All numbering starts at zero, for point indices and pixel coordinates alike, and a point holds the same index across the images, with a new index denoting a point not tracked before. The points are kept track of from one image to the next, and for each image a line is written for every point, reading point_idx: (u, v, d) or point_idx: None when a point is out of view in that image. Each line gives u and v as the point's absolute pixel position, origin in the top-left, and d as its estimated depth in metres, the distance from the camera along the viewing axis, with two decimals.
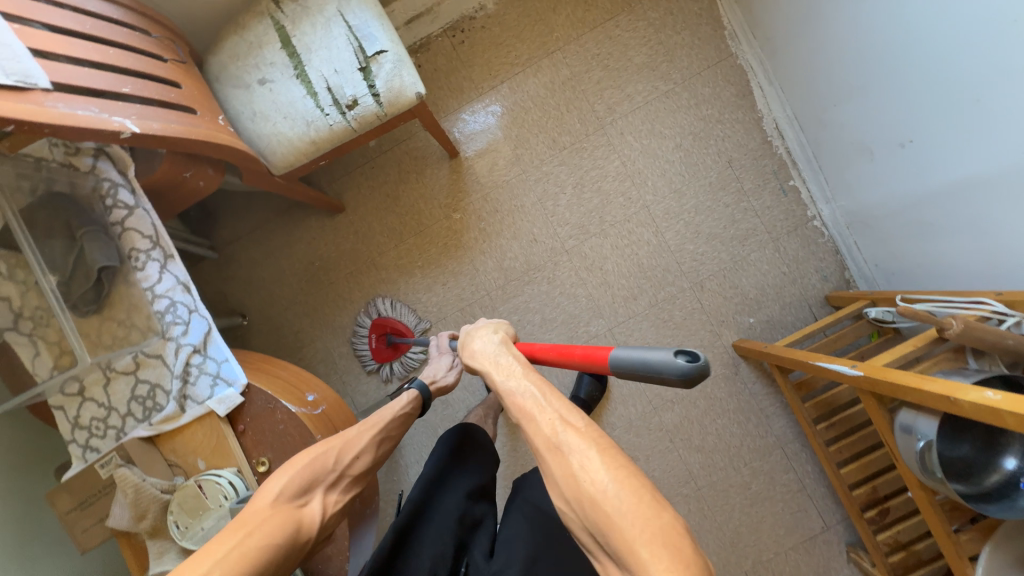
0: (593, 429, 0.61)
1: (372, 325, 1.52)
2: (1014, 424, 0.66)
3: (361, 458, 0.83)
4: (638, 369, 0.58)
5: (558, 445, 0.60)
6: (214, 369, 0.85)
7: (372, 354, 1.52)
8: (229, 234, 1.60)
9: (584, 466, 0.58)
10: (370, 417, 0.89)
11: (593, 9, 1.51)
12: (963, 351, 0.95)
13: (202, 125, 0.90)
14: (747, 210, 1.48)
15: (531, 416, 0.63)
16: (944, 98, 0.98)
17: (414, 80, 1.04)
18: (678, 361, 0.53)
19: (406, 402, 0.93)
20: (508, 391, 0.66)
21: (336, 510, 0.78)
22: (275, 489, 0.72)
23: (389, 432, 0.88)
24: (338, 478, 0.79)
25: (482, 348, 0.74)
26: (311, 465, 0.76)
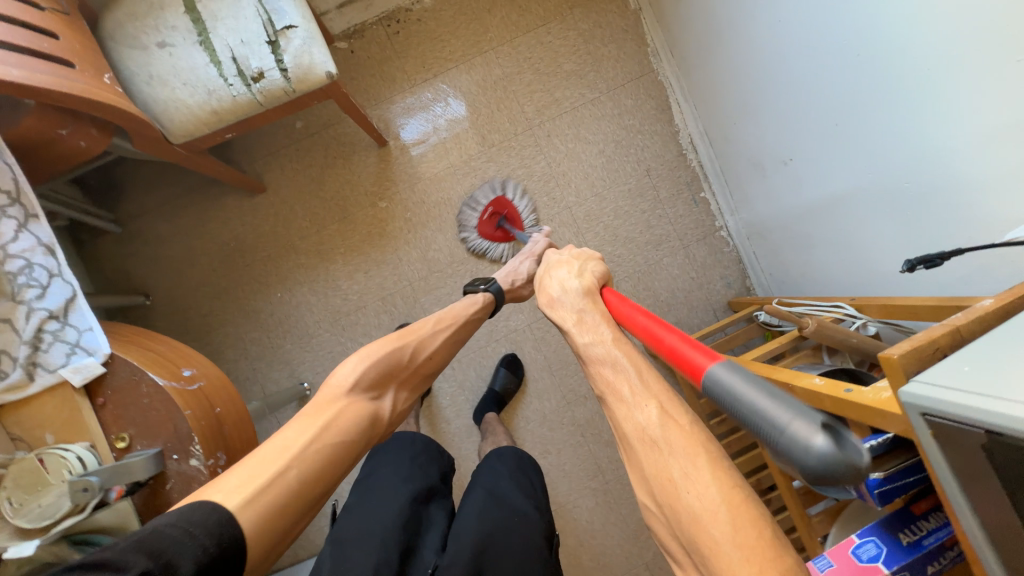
0: (699, 433, 0.58)
1: (491, 200, 1.49)
2: (830, 406, 0.72)
3: (433, 356, 0.94)
4: (758, 421, 0.45)
5: (654, 442, 0.58)
6: (74, 337, 0.80)
7: (478, 228, 1.49)
8: (136, 208, 1.51)
9: (687, 476, 0.55)
10: (441, 318, 0.98)
11: (527, 14, 1.57)
12: (820, 349, 1.04)
13: (79, 79, 0.86)
14: (661, 217, 1.56)
15: (626, 402, 0.62)
16: (813, 123, 1.08)
17: (325, 58, 1.03)
18: (822, 446, 0.39)
19: (475, 309, 1.04)
20: (594, 357, 0.68)
21: (402, 407, 0.87)
22: (351, 379, 0.78)
23: (460, 335, 1.00)
24: (410, 375, 0.88)
25: (561, 296, 0.79)
26: (386, 359, 0.84)
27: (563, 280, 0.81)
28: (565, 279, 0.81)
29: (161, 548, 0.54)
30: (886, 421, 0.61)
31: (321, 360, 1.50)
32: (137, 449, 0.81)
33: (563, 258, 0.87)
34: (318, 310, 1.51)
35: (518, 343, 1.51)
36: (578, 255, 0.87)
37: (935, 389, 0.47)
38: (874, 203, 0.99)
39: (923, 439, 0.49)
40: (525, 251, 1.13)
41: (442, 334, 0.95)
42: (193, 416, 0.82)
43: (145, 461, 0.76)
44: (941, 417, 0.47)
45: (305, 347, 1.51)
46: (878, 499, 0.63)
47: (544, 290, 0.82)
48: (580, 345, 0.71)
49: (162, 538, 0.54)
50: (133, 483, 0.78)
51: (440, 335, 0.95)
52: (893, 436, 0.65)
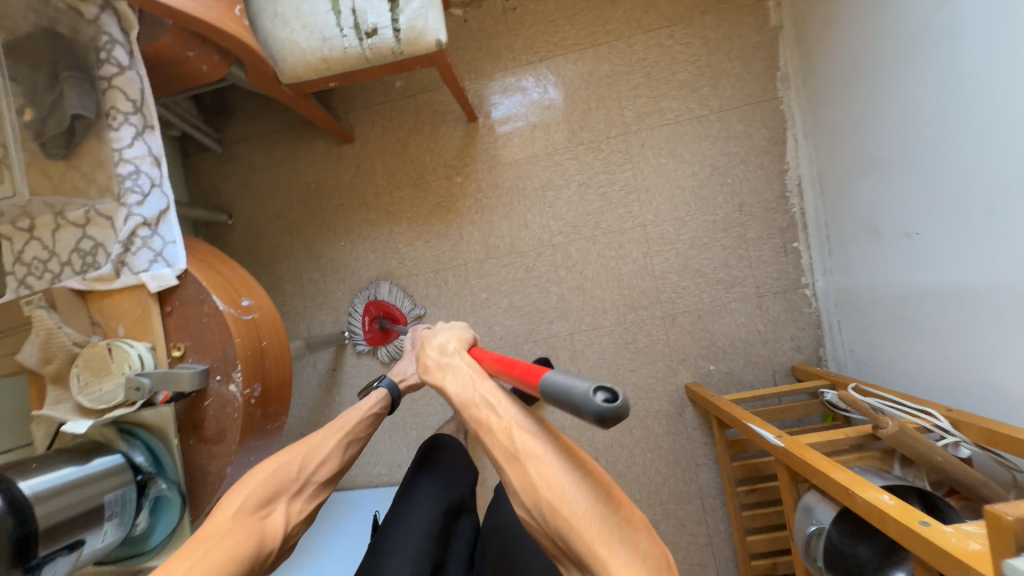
0: (547, 431, 0.58)
1: (365, 308, 1.51)
2: (894, 532, 0.63)
3: (325, 464, 0.83)
4: (559, 398, 0.50)
5: (514, 453, 0.57)
6: (158, 247, 0.86)
7: (364, 336, 1.51)
8: (238, 133, 1.61)
9: (540, 470, 0.55)
10: (338, 419, 0.90)
11: (653, 12, 1.46)
12: (892, 455, 0.91)
13: (214, 7, 0.90)
14: (742, 258, 1.43)
15: (488, 426, 0.60)
16: (958, 199, 0.91)
17: (438, 26, 1.02)
18: (596, 401, 0.47)
19: (375, 402, 0.95)
20: (462, 403, 0.63)
21: (299, 521, 0.77)
22: (235, 504, 0.70)
23: (356, 434, 0.89)
24: (302, 487, 0.79)
25: (436, 360, 0.70)
26: (274, 476, 0.76)
27: (441, 344, 0.72)
28: (443, 344, 0.72)
29: None
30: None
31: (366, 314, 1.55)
32: (188, 361, 0.87)
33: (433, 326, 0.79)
34: (374, 267, 1.55)
35: (555, 350, 1.47)
36: (455, 326, 0.78)
37: None
38: (1010, 311, 0.83)
39: None
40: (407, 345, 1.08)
41: (332, 437, 0.85)
42: (241, 345, 0.86)
43: (193, 375, 0.81)
44: None
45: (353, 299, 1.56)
46: None
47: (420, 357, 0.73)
48: (452, 395, 0.64)
49: None
50: (178, 393, 0.83)
51: (331, 441, 0.85)
52: None
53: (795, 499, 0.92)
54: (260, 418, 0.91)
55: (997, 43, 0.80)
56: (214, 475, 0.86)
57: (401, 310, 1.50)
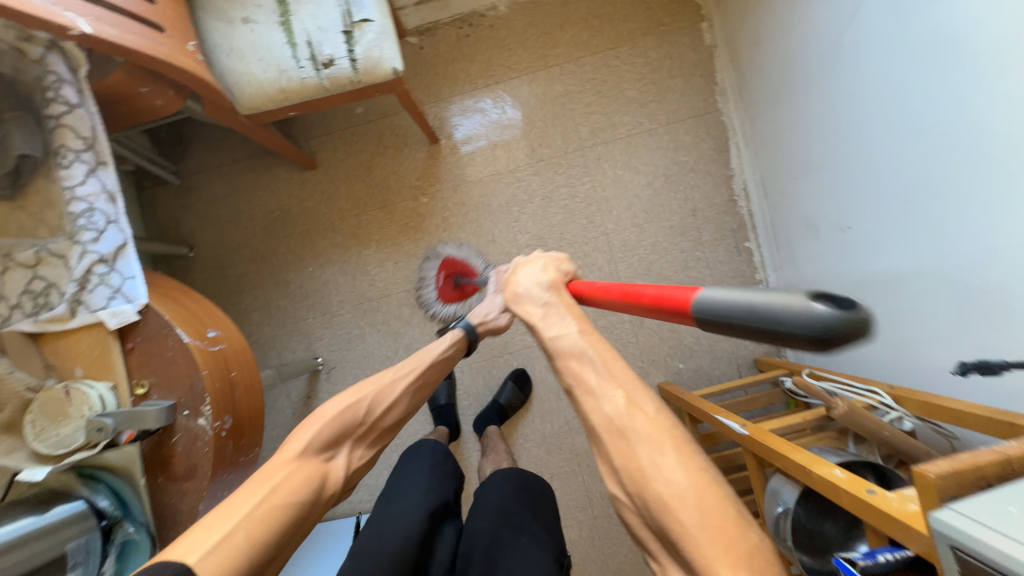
0: (664, 419, 0.59)
1: (442, 264, 1.50)
2: (847, 503, 0.67)
3: (393, 408, 0.88)
4: (751, 317, 0.43)
5: (622, 431, 0.58)
6: (117, 283, 0.85)
7: (437, 294, 1.50)
8: (197, 165, 1.60)
9: (655, 462, 0.55)
10: (409, 361, 0.95)
11: (598, 35, 1.56)
12: (846, 434, 0.98)
13: (166, 44, 0.91)
14: (699, 260, 1.51)
15: (595, 394, 0.61)
16: (880, 195, 1.01)
17: (394, 55, 1.06)
18: (818, 308, 0.38)
19: (448, 344, 1.00)
20: (562, 349, 0.67)
21: (360, 464, 0.82)
22: (301, 444, 0.74)
23: (425, 378, 0.95)
24: (367, 432, 0.83)
25: (528, 291, 0.79)
26: (340, 418, 0.80)
27: (533, 277, 0.81)
28: (535, 276, 0.81)
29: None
30: (905, 535, 0.57)
31: (338, 339, 1.54)
32: (153, 398, 0.85)
33: (533, 258, 0.87)
34: (344, 290, 1.55)
35: (530, 360, 1.50)
36: (548, 256, 0.87)
37: (970, 524, 0.43)
38: (932, 293, 0.92)
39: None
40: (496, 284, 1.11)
41: (403, 381, 0.90)
42: (209, 377, 0.85)
43: (157, 412, 0.79)
44: (973, 556, 0.42)
45: (325, 324, 1.55)
46: None
47: (510, 285, 0.83)
48: (546, 335, 0.71)
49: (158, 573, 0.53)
50: (144, 430, 0.81)
51: (400, 384, 0.90)
52: (910, 555, 0.59)
53: (763, 483, 0.97)
54: (232, 450, 0.89)
55: (897, 56, 0.91)
56: (185, 512, 0.84)
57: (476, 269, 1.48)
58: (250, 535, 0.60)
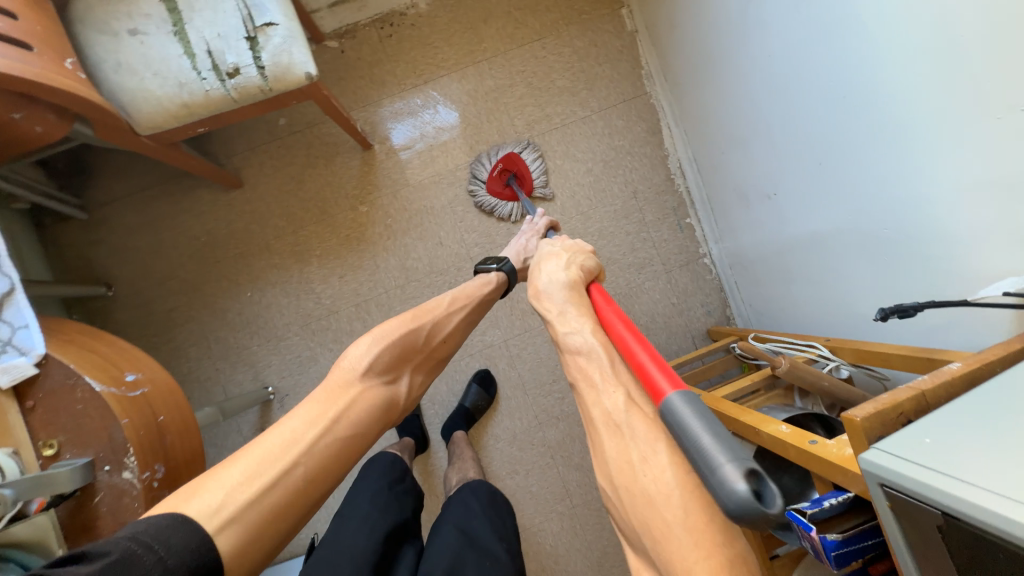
0: (662, 418, 0.57)
1: (502, 157, 1.47)
2: (793, 456, 0.70)
3: (450, 337, 0.88)
4: (691, 451, 0.47)
5: (618, 426, 0.57)
6: (7, 335, 0.75)
7: (486, 185, 1.48)
8: (105, 196, 1.46)
9: (645, 460, 0.54)
10: (461, 296, 0.92)
11: (523, 28, 1.55)
12: (792, 390, 1.02)
13: (37, 64, 0.82)
14: (646, 240, 1.54)
15: (594, 385, 0.61)
16: (798, 159, 1.06)
17: (306, 59, 1.00)
18: (740, 489, 0.41)
19: (491, 285, 1.00)
20: (571, 346, 0.67)
21: (417, 392, 0.82)
22: (366, 361, 0.73)
23: (474, 315, 0.94)
24: (425, 358, 0.83)
25: (546, 288, 0.77)
26: (401, 341, 0.78)
27: (552, 274, 0.78)
28: (554, 272, 0.78)
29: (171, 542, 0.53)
30: (847, 479, 0.60)
31: (288, 364, 1.45)
32: (65, 458, 0.76)
33: (553, 251, 0.85)
34: (288, 312, 1.47)
35: (492, 359, 1.48)
36: (571, 251, 0.83)
37: (889, 458, 0.46)
38: (854, 246, 0.97)
39: (881, 510, 0.47)
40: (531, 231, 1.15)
41: (458, 313, 0.89)
42: (130, 425, 0.77)
43: (72, 471, 0.72)
44: (899, 489, 0.44)
45: (272, 350, 1.46)
46: (835, 561, 0.60)
47: (531, 280, 0.80)
48: (560, 335, 0.69)
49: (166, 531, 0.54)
50: (58, 494, 0.73)
51: (456, 316, 0.89)
52: (851, 497, 0.62)
53: None
54: None
55: (797, 25, 0.95)
56: None
57: (533, 182, 1.49)
58: (309, 472, 0.63)
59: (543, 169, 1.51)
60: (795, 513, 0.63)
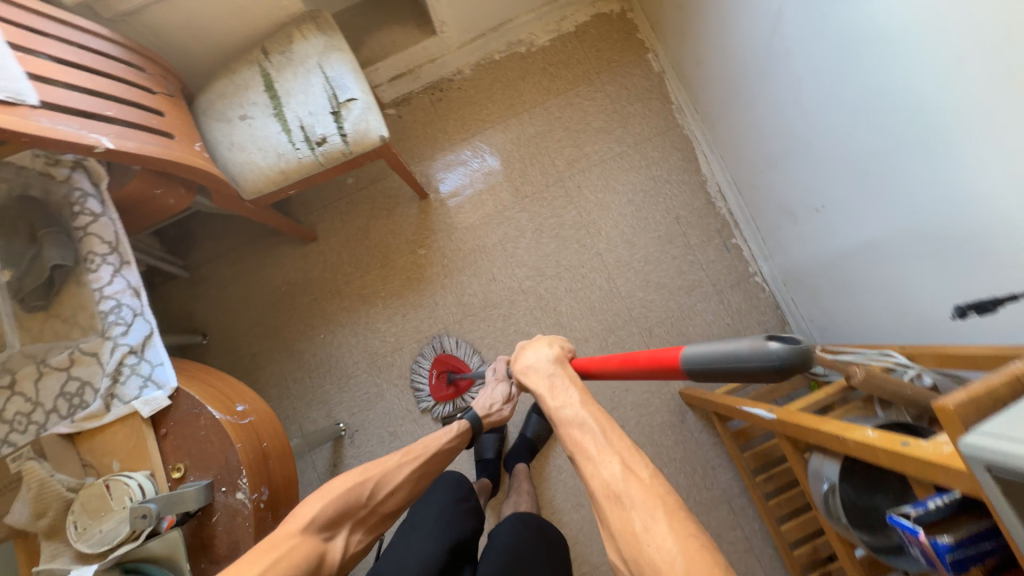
0: (658, 485, 0.62)
1: (433, 363, 1.52)
2: (886, 461, 0.68)
3: (395, 493, 0.92)
4: (724, 363, 0.54)
5: (618, 496, 0.62)
6: (147, 371, 0.89)
7: (429, 392, 1.51)
8: (203, 256, 1.68)
9: (648, 528, 0.59)
10: (415, 447, 0.99)
11: (558, 79, 1.71)
12: (873, 401, 0.97)
13: (176, 148, 1.01)
14: (693, 263, 1.57)
15: (590, 457, 0.67)
16: (842, 168, 1.09)
17: (379, 124, 1.16)
18: (772, 346, 0.50)
19: (453, 434, 1.05)
20: (564, 418, 0.72)
21: (356, 549, 0.84)
22: (310, 516, 0.79)
23: (427, 467, 0.98)
24: (368, 515, 0.86)
25: (533, 364, 0.84)
26: (346, 496, 0.83)
27: (536, 352, 0.86)
28: (538, 349, 0.86)
29: None
30: (950, 478, 0.57)
31: (357, 401, 1.55)
32: (190, 480, 0.86)
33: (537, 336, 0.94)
34: (357, 351, 1.58)
35: None
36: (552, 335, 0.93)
37: (993, 441, 0.46)
38: (913, 249, 0.97)
39: (993, 496, 0.47)
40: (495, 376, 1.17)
41: (407, 467, 0.95)
42: (242, 450, 0.86)
43: (198, 491, 0.82)
44: (1007, 471, 0.44)
45: (343, 388, 1.56)
46: (952, 568, 0.57)
47: (519, 358, 0.88)
48: (553, 409, 0.75)
49: None
50: (184, 513, 0.83)
51: (405, 469, 0.94)
52: (959, 496, 0.60)
53: (804, 466, 0.97)
54: (272, 523, 0.89)
55: (822, 48, 1.02)
56: None
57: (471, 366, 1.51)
58: None
59: (474, 349, 1.54)
60: (898, 518, 0.62)
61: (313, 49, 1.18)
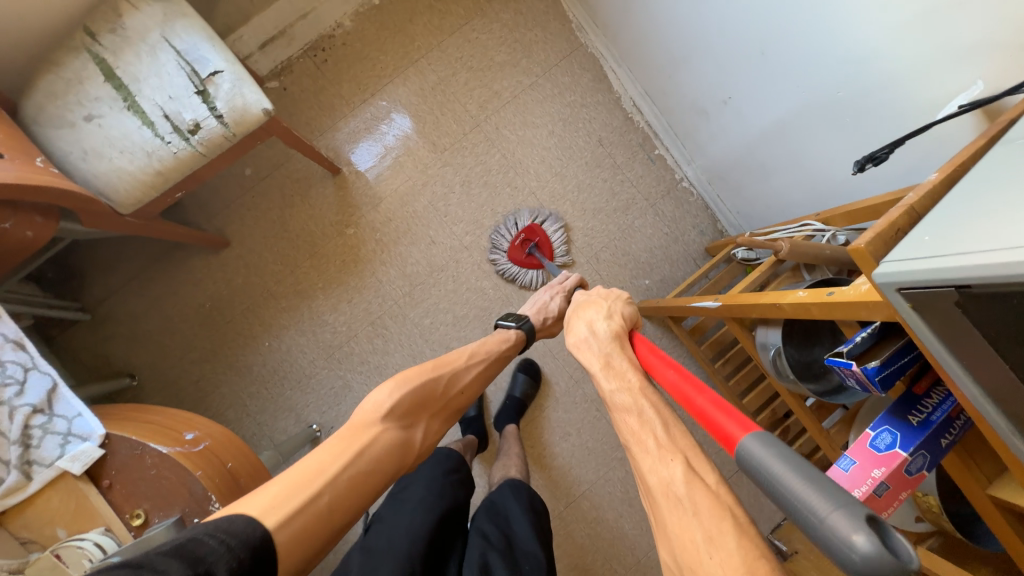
0: (726, 495, 0.53)
1: (524, 227, 1.50)
2: (817, 313, 0.74)
3: (467, 389, 0.90)
4: (788, 499, 0.45)
5: (679, 500, 0.53)
6: (64, 427, 0.79)
7: (509, 252, 1.49)
8: (101, 291, 1.47)
9: (712, 540, 0.49)
10: (479, 350, 0.96)
11: (449, 16, 1.58)
12: (800, 269, 1.06)
13: (12, 168, 0.84)
14: (623, 182, 1.59)
15: (648, 453, 0.58)
16: (743, 52, 1.10)
17: (258, 96, 1.02)
18: (860, 543, 0.38)
19: (506, 347, 1.01)
20: (619, 404, 0.66)
21: (433, 438, 0.83)
22: (387, 406, 0.75)
23: (490, 370, 0.96)
24: (442, 406, 0.85)
25: (588, 338, 0.80)
26: (421, 388, 0.81)
27: (592, 322, 0.82)
28: (594, 321, 0.82)
29: (201, 556, 0.53)
30: (870, 311, 0.63)
31: (324, 398, 1.48)
32: (154, 523, 0.79)
33: (590, 299, 0.89)
34: (309, 350, 1.49)
35: None
36: (609, 300, 0.87)
37: (900, 265, 0.51)
38: (814, 119, 1.02)
39: (904, 313, 0.52)
40: (553, 288, 1.15)
41: (475, 367, 0.92)
42: (205, 476, 0.79)
43: (167, 529, 0.76)
44: (914, 287, 0.50)
45: (304, 390, 1.48)
46: (881, 386, 0.64)
47: (571, 331, 0.83)
48: (608, 392, 0.70)
49: (200, 545, 0.55)
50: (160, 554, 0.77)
51: (473, 369, 0.92)
52: (878, 325, 0.67)
53: (753, 340, 1.06)
54: None
55: None
56: None
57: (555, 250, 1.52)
58: (330, 505, 0.66)
59: (564, 239, 1.53)
60: (835, 358, 0.68)
61: (150, 20, 0.99)
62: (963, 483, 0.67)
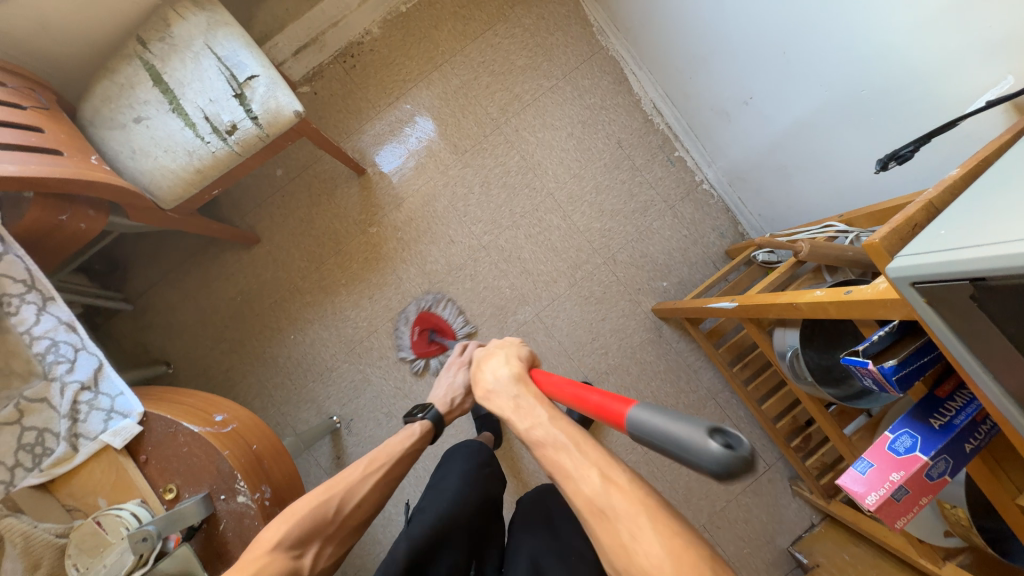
0: (639, 489, 0.59)
1: (414, 320, 1.53)
2: (835, 311, 0.73)
3: (364, 503, 0.87)
4: (661, 441, 0.48)
5: (603, 511, 0.58)
6: (108, 404, 0.85)
7: (412, 349, 1.52)
8: (142, 284, 1.57)
9: (635, 536, 0.56)
10: (378, 454, 0.92)
11: (471, 22, 1.63)
12: (820, 270, 1.05)
13: (70, 165, 0.92)
14: (642, 183, 1.59)
15: (568, 475, 0.61)
16: (766, 52, 1.09)
17: (290, 99, 1.08)
18: (713, 447, 0.44)
19: (414, 438, 0.98)
20: (536, 440, 0.65)
21: (327, 562, 0.82)
22: (276, 538, 0.75)
23: (393, 472, 0.92)
24: (338, 529, 0.83)
25: (494, 387, 0.74)
26: (312, 516, 0.79)
27: (496, 370, 0.76)
28: (497, 369, 0.76)
29: None
30: (889, 310, 0.62)
31: (344, 391, 1.53)
32: (185, 497, 0.84)
33: (489, 350, 0.84)
34: (331, 343, 1.55)
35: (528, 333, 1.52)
36: (507, 347, 0.83)
37: (914, 260, 0.50)
38: (838, 119, 1.00)
39: (920, 309, 0.51)
40: (450, 372, 1.13)
41: (373, 477, 0.89)
42: (232, 455, 0.84)
43: (197, 505, 0.80)
44: (929, 281, 0.49)
45: (326, 382, 1.54)
46: (899, 386, 0.63)
47: (478, 383, 0.78)
48: (523, 432, 0.67)
49: None
50: (188, 527, 0.82)
51: (370, 480, 0.88)
52: (898, 322, 0.65)
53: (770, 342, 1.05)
54: None
55: None
56: None
57: (454, 327, 1.52)
58: None
59: (459, 309, 1.54)
60: (850, 357, 0.67)
61: (196, 29, 1.07)
62: (991, 494, 0.66)
